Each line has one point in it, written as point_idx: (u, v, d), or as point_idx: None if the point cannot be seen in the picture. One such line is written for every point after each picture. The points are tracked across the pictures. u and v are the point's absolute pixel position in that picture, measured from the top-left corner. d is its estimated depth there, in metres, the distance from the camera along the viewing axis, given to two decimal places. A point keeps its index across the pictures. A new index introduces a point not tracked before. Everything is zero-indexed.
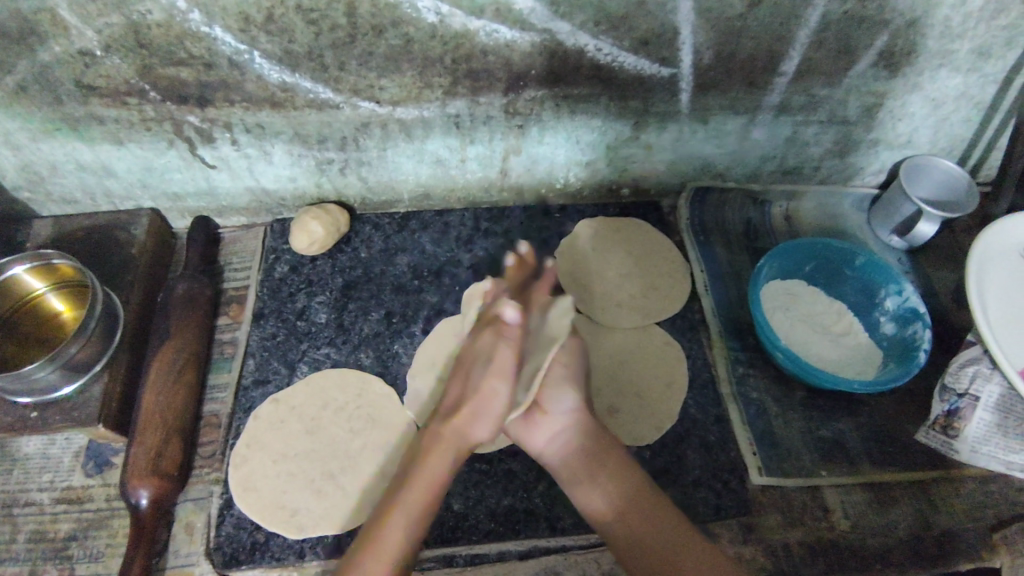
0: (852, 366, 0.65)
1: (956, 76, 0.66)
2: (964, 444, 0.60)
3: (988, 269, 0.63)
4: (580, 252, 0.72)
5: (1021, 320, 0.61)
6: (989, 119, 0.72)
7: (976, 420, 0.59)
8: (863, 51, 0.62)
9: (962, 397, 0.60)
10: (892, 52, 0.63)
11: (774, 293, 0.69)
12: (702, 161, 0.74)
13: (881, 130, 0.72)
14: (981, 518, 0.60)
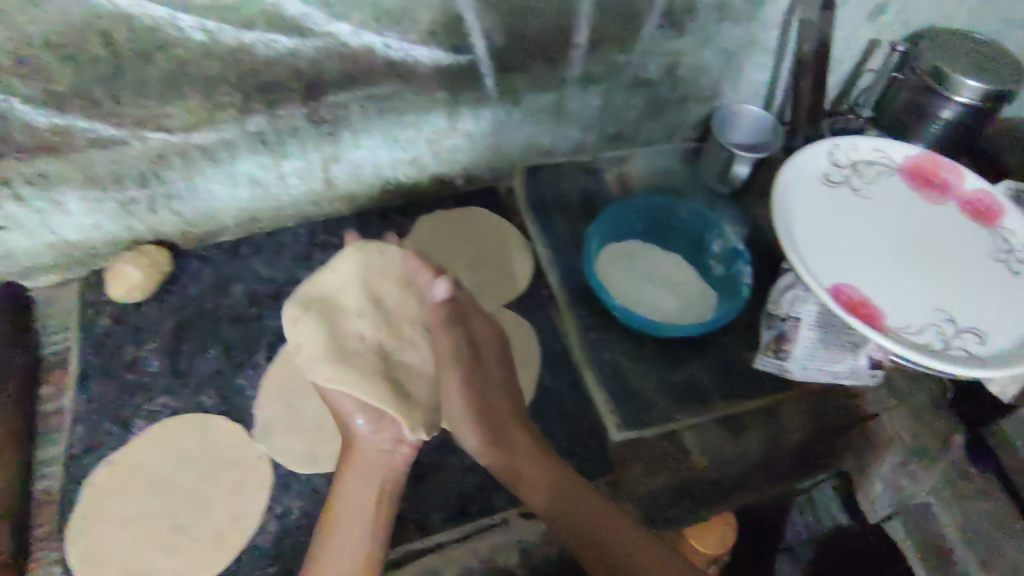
0: (688, 310, 0.69)
1: (737, 26, 0.71)
2: (794, 363, 0.64)
3: (791, 201, 0.68)
4: (423, 248, 0.72)
5: (825, 243, 0.67)
6: (778, 61, 0.77)
7: (802, 339, 0.64)
8: (645, 14, 0.65)
9: (786, 321, 0.65)
10: (672, 11, 0.66)
11: (612, 255, 0.71)
12: (526, 141, 0.75)
13: (684, 86, 0.76)
14: (818, 429, 0.66)
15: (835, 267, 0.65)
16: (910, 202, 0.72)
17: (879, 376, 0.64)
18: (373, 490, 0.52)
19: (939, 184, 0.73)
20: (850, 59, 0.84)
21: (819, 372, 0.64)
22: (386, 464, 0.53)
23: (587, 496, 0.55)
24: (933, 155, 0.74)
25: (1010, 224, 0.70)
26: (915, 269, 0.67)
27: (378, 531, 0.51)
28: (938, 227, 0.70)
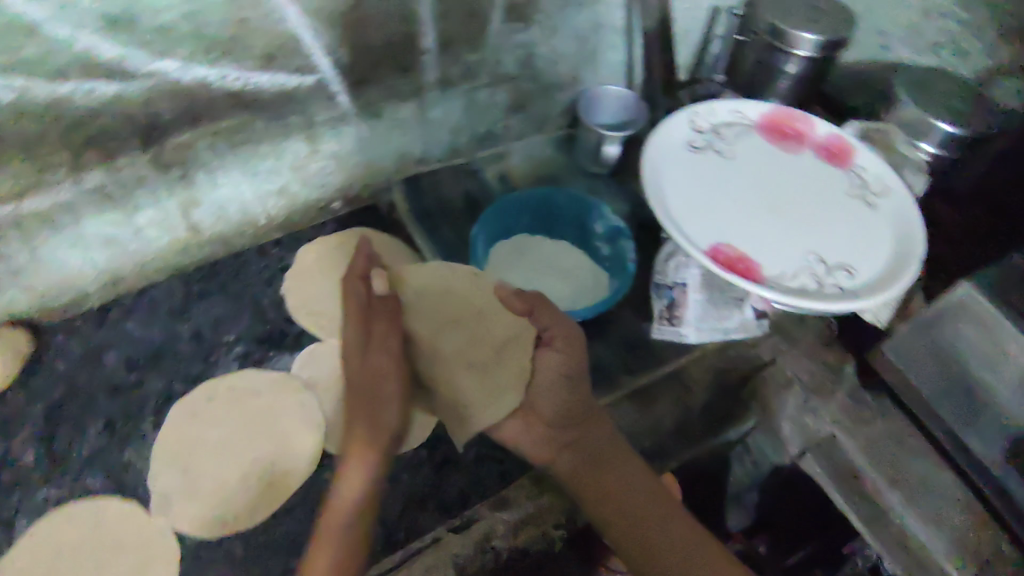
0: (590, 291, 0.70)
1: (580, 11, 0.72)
2: (688, 326, 0.69)
3: (661, 174, 0.72)
4: (309, 279, 0.70)
5: (699, 207, 0.70)
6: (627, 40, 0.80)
7: (691, 303, 0.69)
8: (486, 11, 0.66)
9: (674, 288, 0.70)
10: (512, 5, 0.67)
11: (501, 254, 0.72)
12: (397, 153, 0.74)
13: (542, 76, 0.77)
14: (717, 386, 0.71)
15: (712, 226, 0.68)
16: (772, 153, 0.76)
17: (764, 323, 0.69)
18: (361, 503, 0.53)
19: (795, 133, 0.78)
20: (695, 28, 0.88)
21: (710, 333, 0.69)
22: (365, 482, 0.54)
23: (649, 493, 0.57)
24: (784, 109, 0.79)
25: (862, 160, 0.75)
26: (784, 216, 0.70)
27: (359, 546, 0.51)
28: (799, 173, 0.75)
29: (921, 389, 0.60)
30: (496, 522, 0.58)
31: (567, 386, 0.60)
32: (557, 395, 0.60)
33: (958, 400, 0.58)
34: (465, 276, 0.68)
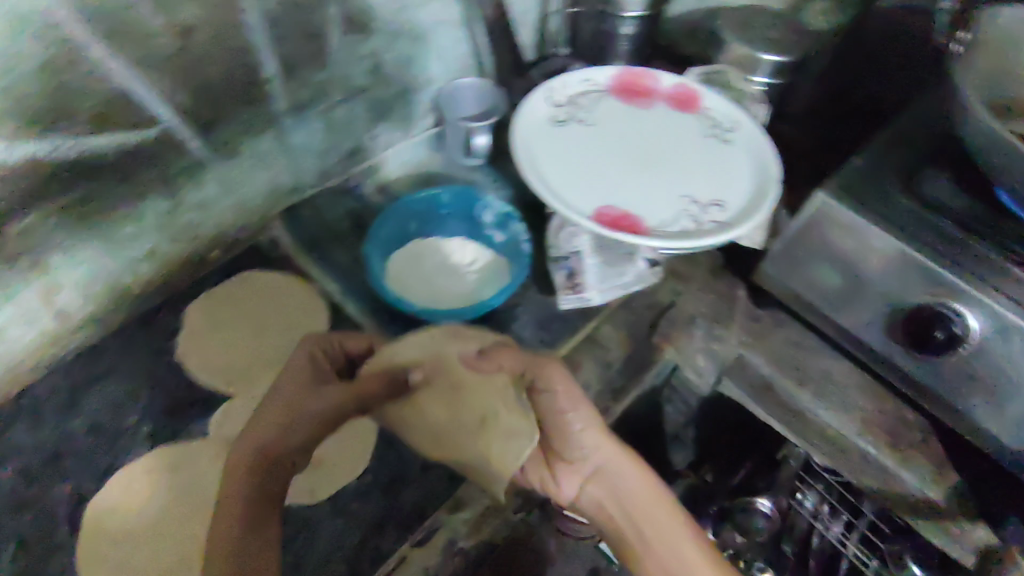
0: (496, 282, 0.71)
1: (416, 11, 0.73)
2: (591, 290, 0.71)
3: (531, 153, 0.74)
4: (206, 336, 0.68)
5: (574, 177, 0.73)
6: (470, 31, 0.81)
7: (589, 265, 0.71)
8: (322, 29, 0.65)
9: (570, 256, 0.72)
10: (347, 17, 0.66)
11: (399, 263, 0.71)
12: (266, 189, 0.72)
13: (394, 82, 0.77)
14: (636, 333, 0.74)
15: (590, 192, 0.71)
16: (629, 113, 0.80)
17: (656, 269, 0.73)
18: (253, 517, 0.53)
19: (644, 90, 0.82)
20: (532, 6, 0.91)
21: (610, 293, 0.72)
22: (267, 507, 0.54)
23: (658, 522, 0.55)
24: (629, 70, 0.83)
25: (709, 103, 0.81)
26: (653, 168, 0.75)
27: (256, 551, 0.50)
28: (656, 126, 0.79)
29: (794, 291, 0.71)
30: (456, 525, 0.60)
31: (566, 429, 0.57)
32: (561, 439, 0.58)
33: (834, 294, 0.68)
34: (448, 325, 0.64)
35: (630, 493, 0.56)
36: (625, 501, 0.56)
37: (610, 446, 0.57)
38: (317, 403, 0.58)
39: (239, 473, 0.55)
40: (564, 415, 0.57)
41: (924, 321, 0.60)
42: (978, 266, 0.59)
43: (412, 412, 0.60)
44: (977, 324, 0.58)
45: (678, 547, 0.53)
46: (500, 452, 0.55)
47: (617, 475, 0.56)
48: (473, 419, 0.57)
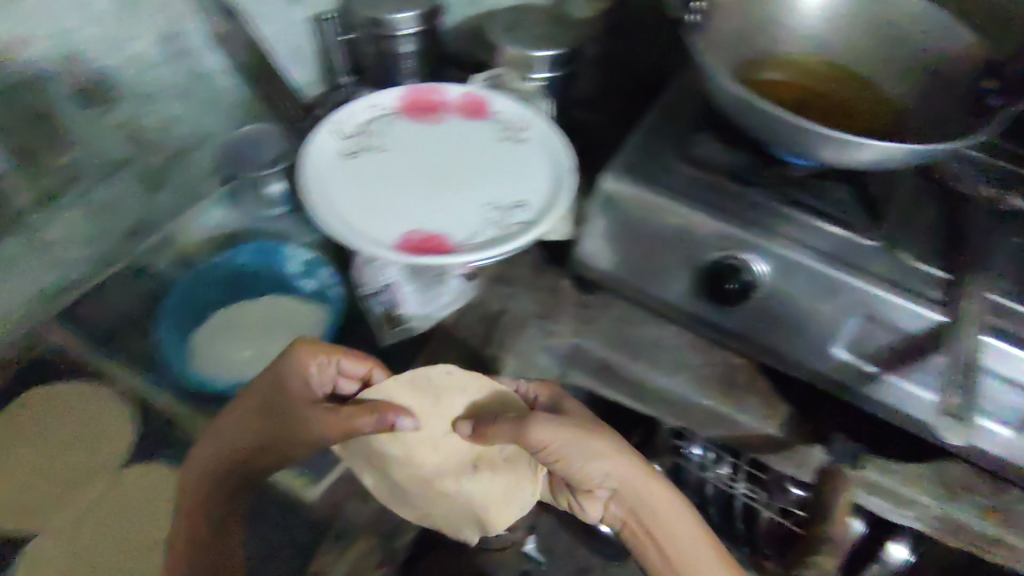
0: (291, 317, 0.77)
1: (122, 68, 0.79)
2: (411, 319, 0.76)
3: (326, 190, 0.71)
4: (18, 454, 0.78)
5: (375, 206, 0.71)
6: (198, 76, 0.87)
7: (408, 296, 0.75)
8: (50, 126, 0.77)
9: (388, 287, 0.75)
10: (54, 89, 0.74)
11: (206, 337, 0.76)
12: (45, 290, 0.82)
13: (134, 146, 0.86)
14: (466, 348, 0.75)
15: (389, 218, 0.70)
16: (422, 131, 0.80)
17: (474, 279, 0.76)
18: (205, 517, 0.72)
19: (434, 105, 0.83)
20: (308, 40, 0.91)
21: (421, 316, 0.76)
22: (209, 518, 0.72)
23: (694, 541, 0.65)
24: (417, 88, 0.83)
25: (498, 107, 0.82)
26: (452, 181, 0.75)
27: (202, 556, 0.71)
28: (450, 139, 0.79)
29: (606, 270, 0.73)
30: None
31: (591, 454, 0.64)
32: (581, 460, 0.65)
33: (632, 264, 0.71)
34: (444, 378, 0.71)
35: (653, 502, 0.66)
36: (650, 519, 0.66)
37: (627, 465, 0.65)
38: (312, 422, 0.65)
39: (205, 481, 0.70)
40: (590, 450, 0.64)
41: (714, 274, 0.65)
42: (754, 213, 0.65)
43: (388, 437, 0.72)
44: (761, 267, 0.64)
45: (694, 554, 0.65)
46: (512, 493, 0.74)
47: (634, 488, 0.66)
48: (451, 437, 0.72)
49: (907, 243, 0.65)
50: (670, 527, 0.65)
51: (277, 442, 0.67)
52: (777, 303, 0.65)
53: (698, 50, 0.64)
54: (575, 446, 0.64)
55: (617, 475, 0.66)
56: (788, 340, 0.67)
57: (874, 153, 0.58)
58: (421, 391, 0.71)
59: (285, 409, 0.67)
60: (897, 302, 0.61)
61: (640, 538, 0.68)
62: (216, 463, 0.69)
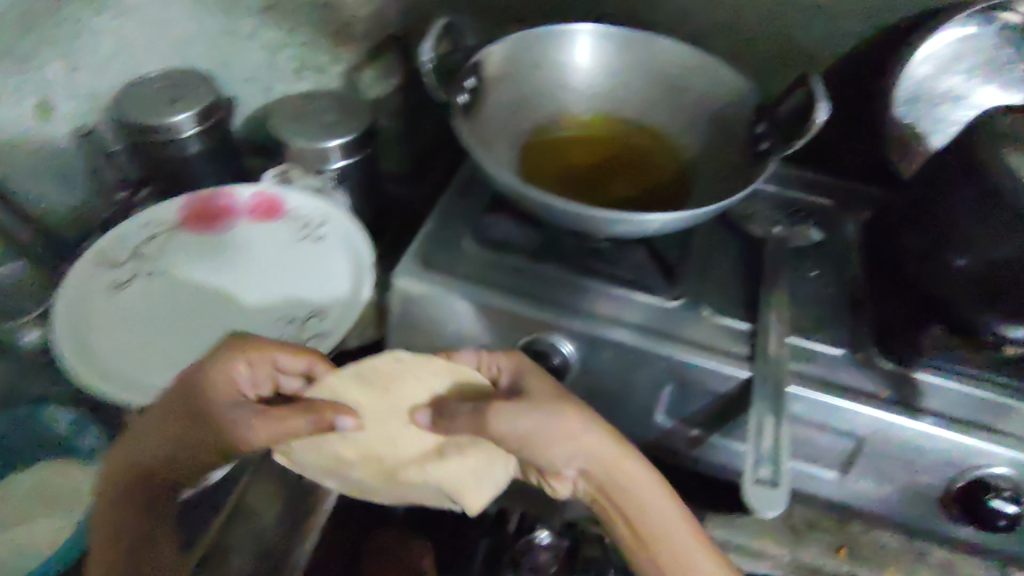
0: (79, 495, 0.67)
1: None
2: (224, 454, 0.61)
3: (87, 331, 0.65)
4: None
5: (150, 343, 0.66)
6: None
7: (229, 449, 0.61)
8: None
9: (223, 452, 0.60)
10: None
11: None
12: None
13: None
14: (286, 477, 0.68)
15: (174, 361, 0.65)
16: (210, 248, 0.74)
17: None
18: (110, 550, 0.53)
19: (220, 212, 0.75)
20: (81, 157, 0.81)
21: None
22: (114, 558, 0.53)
23: (681, 529, 0.55)
24: (198, 195, 0.76)
25: (290, 205, 0.76)
26: (245, 304, 0.71)
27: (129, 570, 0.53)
28: (242, 252, 0.74)
29: None
30: None
31: (562, 438, 0.53)
32: (557, 442, 0.53)
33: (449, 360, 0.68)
34: (388, 365, 0.58)
35: (637, 490, 0.55)
36: (635, 510, 0.55)
37: (611, 449, 0.54)
38: (238, 424, 0.52)
39: (139, 502, 0.55)
40: (561, 427, 0.53)
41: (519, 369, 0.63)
42: (554, 291, 0.64)
43: (320, 442, 0.57)
44: (569, 348, 0.62)
45: (679, 549, 0.54)
46: (477, 479, 0.57)
47: (610, 477, 0.54)
48: (410, 434, 0.58)
49: (706, 299, 0.65)
50: (649, 528, 0.55)
51: (183, 462, 0.55)
52: (594, 380, 0.63)
53: (465, 143, 0.60)
54: (532, 435, 0.53)
55: (593, 460, 0.54)
56: (613, 416, 0.65)
57: (653, 226, 0.57)
58: (387, 380, 0.57)
59: (194, 422, 0.54)
60: (704, 365, 0.59)
61: (610, 512, 0.57)
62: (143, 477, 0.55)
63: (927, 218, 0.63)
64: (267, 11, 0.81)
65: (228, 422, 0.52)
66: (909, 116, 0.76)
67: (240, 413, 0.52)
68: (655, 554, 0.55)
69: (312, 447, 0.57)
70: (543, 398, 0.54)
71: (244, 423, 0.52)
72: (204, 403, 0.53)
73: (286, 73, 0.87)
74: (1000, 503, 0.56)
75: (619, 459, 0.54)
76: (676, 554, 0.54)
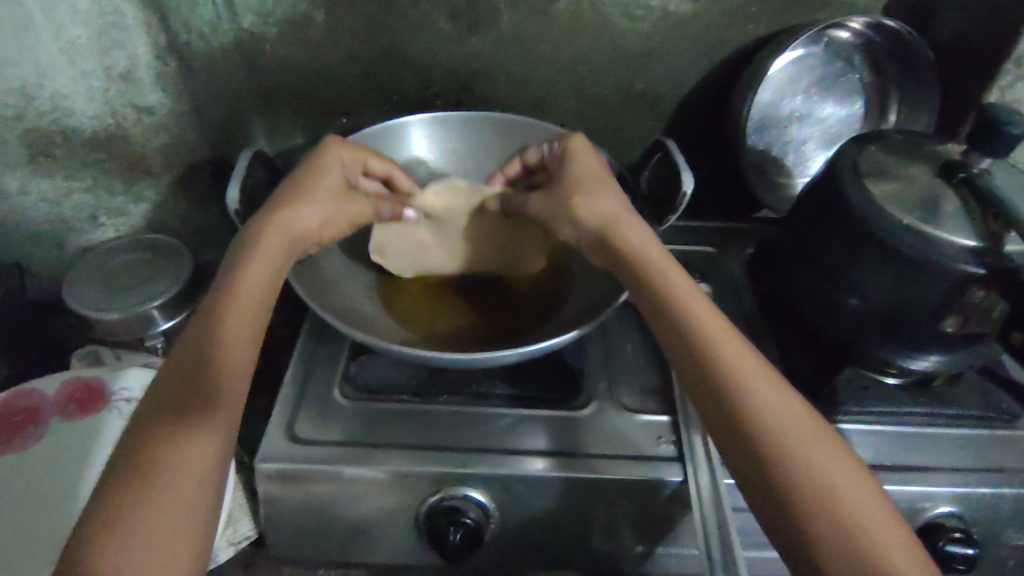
0: None
1: None
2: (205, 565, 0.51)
3: None
4: None
5: None
6: None
7: None
8: None
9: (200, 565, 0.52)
10: None
11: None
12: None
13: None
14: None
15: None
16: (13, 470, 0.59)
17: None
18: (182, 385, 0.43)
19: (22, 418, 0.62)
20: None
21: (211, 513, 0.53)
22: (183, 381, 0.43)
23: (785, 395, 0.44)
24: None
25: (113, 386, 0.64)
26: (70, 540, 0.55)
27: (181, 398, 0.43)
28: (53, 465, 0.59)
29: (320, 555, 0.58)
30: None
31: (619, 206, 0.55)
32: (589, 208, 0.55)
33: (347, 543, 0.57)
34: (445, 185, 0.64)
35: (704, 323, 0.48)
36: (700, 339, 0.47)
37: (616, 202, 0.55)
38: (318, 215, 0.55)
39: (234, 311, 0.47)
40: (569, 207, 0.57)
41: (447, 542, 0.51)
42: (451, 432, 0.56)
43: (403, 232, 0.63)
44: (466, 489, 0.53)
45: (788, 420, 0.43)
46: (522, 260, 0.65)
47: (615, 239, 0.53)
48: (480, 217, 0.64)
49: (614, 394, 0.60)
50: (673, 302, 0.49)
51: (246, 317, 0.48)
52: (517, 521, 0.55)
53: (313, 305, 0.53)
54: (555, 201, 0.58)
55: (604, 213, 0.55)
56: (549, 555, 0.57)
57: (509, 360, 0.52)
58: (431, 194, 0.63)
59: (336, 192, 0.57)
60: (631, 476, 0.53)
61: (673, 331, 0.48)
62: (265, 263, 0.50)
63: (807, 259, 0.61)
64: (31, 162, 0.66)
65: (311, 212, 0.54)
66: (760, 143, 0.78)
67: (326, 199, 0.56)
68: (679, 325, 0.48)
69: (394, 236, 0.63)
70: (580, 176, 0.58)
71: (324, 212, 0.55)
72: (269, 248, 0.51)
73: (81, 224, 0.72)
74: (954, 547, 0.53)
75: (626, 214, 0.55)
76: (767, 402, 0.44)
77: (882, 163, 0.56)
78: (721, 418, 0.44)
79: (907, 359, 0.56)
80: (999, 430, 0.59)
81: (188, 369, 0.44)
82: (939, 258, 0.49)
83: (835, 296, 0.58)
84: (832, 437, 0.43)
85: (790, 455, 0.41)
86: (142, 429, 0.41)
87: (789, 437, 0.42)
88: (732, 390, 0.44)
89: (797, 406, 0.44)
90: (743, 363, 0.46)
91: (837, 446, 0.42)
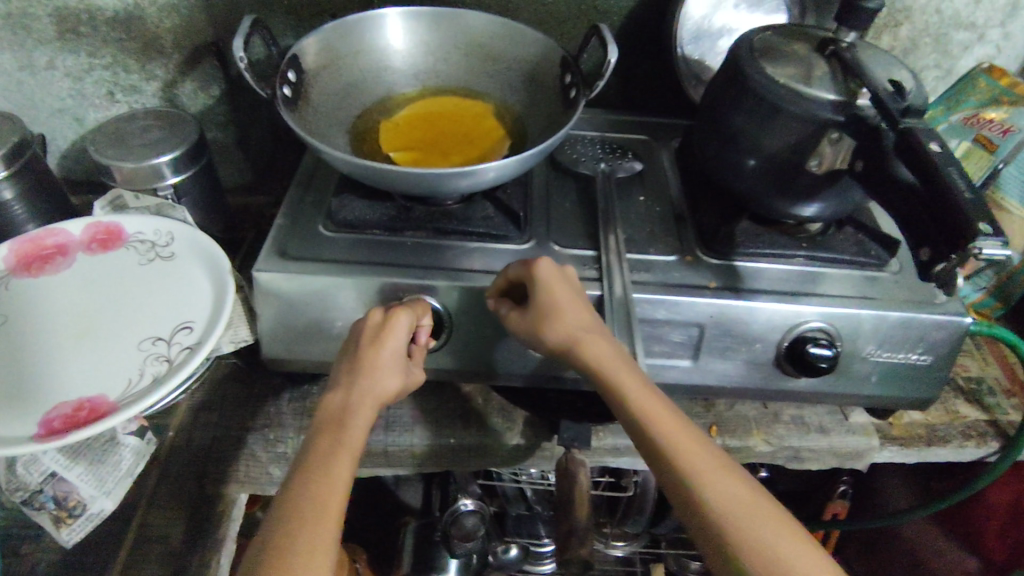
0: None
1: None
2: (203, 345, 0.63)
3: None
4: None
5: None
6: None
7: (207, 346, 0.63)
8: None
9: (200, 347, 0.64)
10: None
11: None
12: None
13: None
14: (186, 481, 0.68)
15: (15, 405, 0.60)
16: (46, 286, 0.70)
17: (152, 435, 0.67)
18: (315, 506, 0.49)
19: (54, 250, 0.73)
20: None
21: (216, 314, 0.66)
22: (314, 499, 0.50)
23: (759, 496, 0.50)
24: (26, 239, 0.73)
25: (129, 229, 0.75)
26: (94, 335, 0.66)
27: (315, 513, 0.49)
28: (79, 284, 0.71)
29: (304, 363, 0.70)
30: None
31: (579, 303, 0.59)
32: (569, 316, 0.58)
33: (327, 349, 0.68)
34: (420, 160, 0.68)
35: (651, 412, 0.53)
36: (660, 429, 0.52)
37: (585, 319, 0.58)
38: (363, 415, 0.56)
39: (329, 477, 0.51)
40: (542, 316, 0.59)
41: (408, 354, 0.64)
42: (417, 255, 0.68)
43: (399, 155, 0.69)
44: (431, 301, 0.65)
45: (754, 511, 0.49)
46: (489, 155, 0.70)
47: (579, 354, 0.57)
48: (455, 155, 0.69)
49: (552, 236, 0.72)
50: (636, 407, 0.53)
51: (339, 482, 0.51)
52: (465, 329, 0.67)
53: (303, 135, 0.61)
54: (524, 318, 0.60)
55: (569, 333, 0.57)
56: (491, 361, 0.69)
57: (488, 176, 0.63)
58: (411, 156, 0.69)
59: (395, 368, 0.58)
60: None
61: (638, 427, 0.53)
62: (355, 436, 0.55)
63: (716, 130, 0.73)
64: (59, 37, 0.77)
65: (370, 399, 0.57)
66: (695, 52, 0.89)
67: (382, 383, 0.57)
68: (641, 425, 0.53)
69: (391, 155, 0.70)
70: (555, 300, 0.58)
71: (377, 391, 0.57)
72: (352, 436, 0.54)
73: (97, 100, 0.83)
74: (818, 351, 0.65)
75: (591, 331, 0.57)
76: (741, 499, 0.49)
77: (773, 43, 0.68)
78: (694, 511, 0.50)
79: (797, 207, 0.69)
80: (869, 270, 0.71)
81: (314, 494, 0.50)
82: (813, 110, 0.61)
83: (738, 158, 0.70)
84: (788, 521, 0.49)
85: (755, 547, 0.47)
86: (291, 492, 0.50)
87: (759, 537, 0.48)
88: (703, 496, 0.50)
89: (748, 489, 0.50)
90: (706, 465, 0.51)
91: (788, 532, 0.48)
